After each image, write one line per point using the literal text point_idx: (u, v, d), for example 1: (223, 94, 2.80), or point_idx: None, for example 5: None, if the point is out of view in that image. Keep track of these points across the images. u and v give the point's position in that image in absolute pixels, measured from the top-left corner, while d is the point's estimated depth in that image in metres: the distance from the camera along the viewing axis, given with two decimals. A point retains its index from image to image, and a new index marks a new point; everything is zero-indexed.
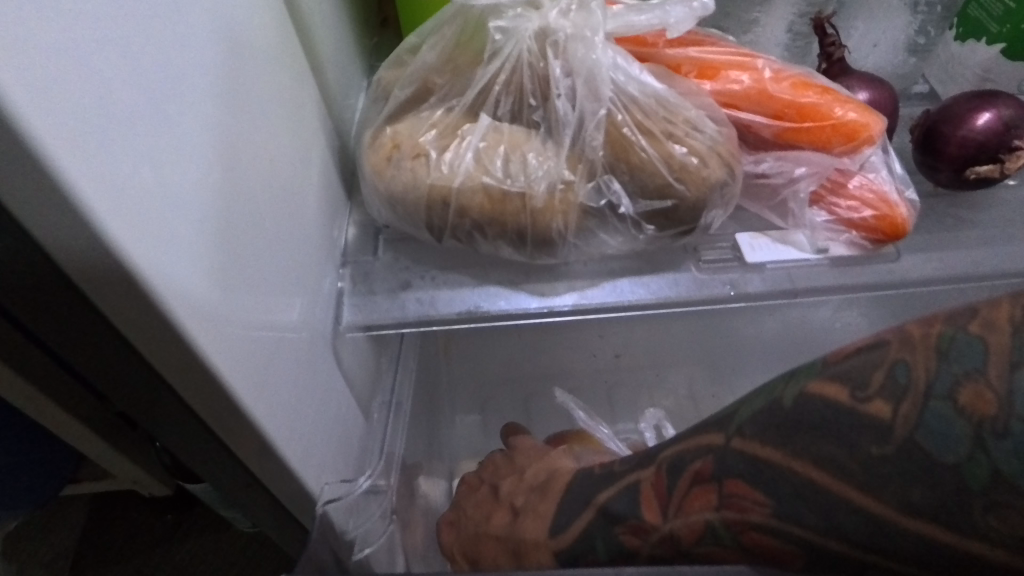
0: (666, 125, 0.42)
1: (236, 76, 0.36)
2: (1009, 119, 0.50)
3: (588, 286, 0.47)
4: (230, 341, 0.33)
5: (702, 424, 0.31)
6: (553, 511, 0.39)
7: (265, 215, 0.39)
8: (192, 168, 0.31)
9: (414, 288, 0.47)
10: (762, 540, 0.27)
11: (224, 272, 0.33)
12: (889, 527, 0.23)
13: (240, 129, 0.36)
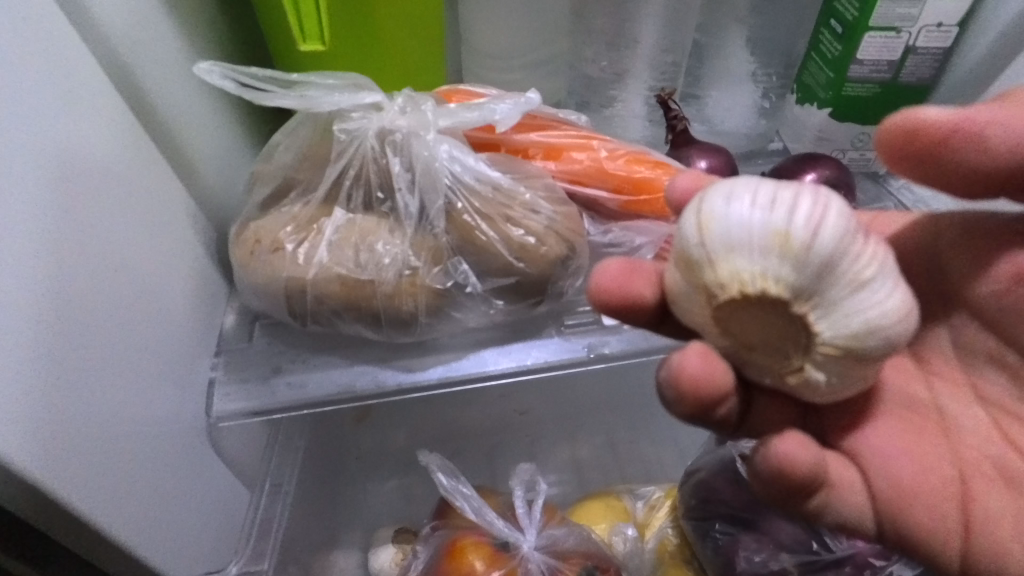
0: (504, 209, 0.45)
1: (80, 193, 0.38)
2: (830, 178, 0.55)
3: (455, 358, 0.50)
4: (65, 454, 0.34)
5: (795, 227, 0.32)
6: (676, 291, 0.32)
7: (116, 319, 0.40)
8: (16, 293, 0.32)
9: (286, 372, 0.49)
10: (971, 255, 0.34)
11: (57, 388, 0.34)
12: None
13: (82, 236, 0.38)
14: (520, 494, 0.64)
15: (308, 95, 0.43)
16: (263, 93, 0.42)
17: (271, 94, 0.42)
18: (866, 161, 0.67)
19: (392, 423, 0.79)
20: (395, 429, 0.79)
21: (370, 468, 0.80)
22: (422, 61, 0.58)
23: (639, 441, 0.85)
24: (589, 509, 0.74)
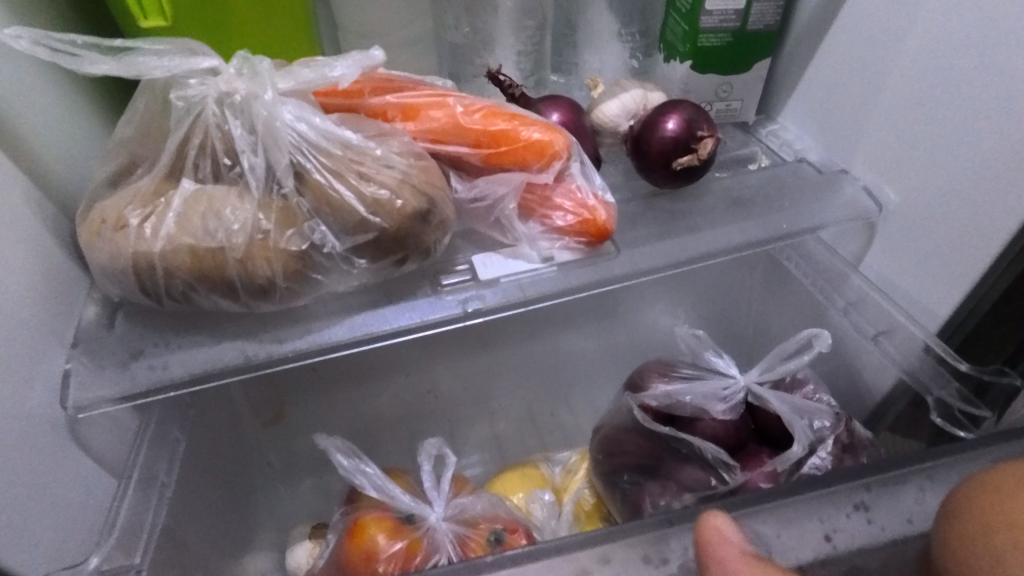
0: (356, 166, 0.45)
1: None
2: (689, 118, 0.57)
3: (326, 325, 0.49)
4: None
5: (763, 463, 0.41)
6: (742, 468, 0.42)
7: None
8: None
9: (146, 355, 0.47)
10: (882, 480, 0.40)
11: None
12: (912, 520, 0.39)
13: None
14: (427, 470, 0.63)
15: (134, 60, 0.43)
16: (79, 58, 0.41)
17: (89, 60, 0.41)
18: (730, 111, 0.69)
19: (302, 421, 0.78)
20: (306, 427, 0.78)
21: (283, 470, 0.78)
22: (284, 32, 0.58)
23: (557, 412, 0.85)
24: (506, 481, 0.73)
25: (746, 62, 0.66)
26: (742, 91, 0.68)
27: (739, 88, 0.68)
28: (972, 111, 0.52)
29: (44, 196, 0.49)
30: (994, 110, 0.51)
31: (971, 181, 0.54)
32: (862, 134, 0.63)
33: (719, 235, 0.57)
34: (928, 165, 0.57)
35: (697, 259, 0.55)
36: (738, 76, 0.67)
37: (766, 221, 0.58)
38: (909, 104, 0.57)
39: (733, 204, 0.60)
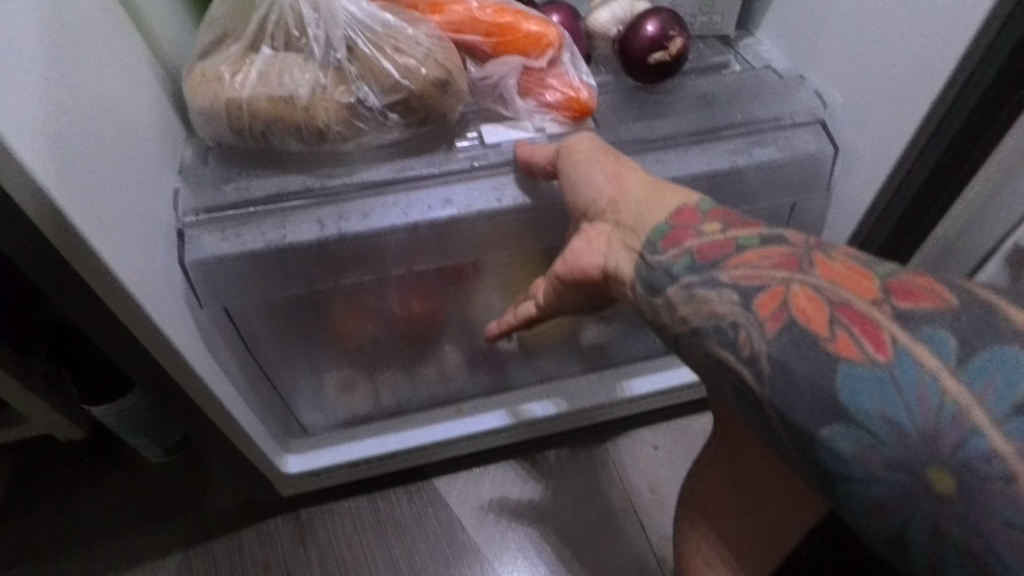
0: (391, 42, 0.59)
1: (74, 26, 0.51)
2: (665, 22, 0.69)
3: (366, 169, 0.64)
4: (94, 217, 0.48)
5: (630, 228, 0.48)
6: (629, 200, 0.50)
7: (109, 127, 0.53)
8: (53, 92, 0.46)
9: (234, 182, 0.63)
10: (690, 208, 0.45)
11: (82, 166, 0.48)
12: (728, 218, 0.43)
13: (62, 42, 0.48)
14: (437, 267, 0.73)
15: None
16: None
17: None
18: (712, 24, 0.81)
19: None
20: None
21: None
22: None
23: None
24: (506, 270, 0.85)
25: None
26: (722, 6, 0.79)
27: (720, 4, 0.79)
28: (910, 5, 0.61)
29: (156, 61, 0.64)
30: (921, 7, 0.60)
31: (903, 68, 0.63)
32: (826, 34, 0.72)
33: (682, 120, 0.70)
34: (874, 58, 0.67)
35: (661, 139, 0.68)
36: None
37: (723, 112, 0.71)
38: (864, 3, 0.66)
39: (701, 98, 0.73)
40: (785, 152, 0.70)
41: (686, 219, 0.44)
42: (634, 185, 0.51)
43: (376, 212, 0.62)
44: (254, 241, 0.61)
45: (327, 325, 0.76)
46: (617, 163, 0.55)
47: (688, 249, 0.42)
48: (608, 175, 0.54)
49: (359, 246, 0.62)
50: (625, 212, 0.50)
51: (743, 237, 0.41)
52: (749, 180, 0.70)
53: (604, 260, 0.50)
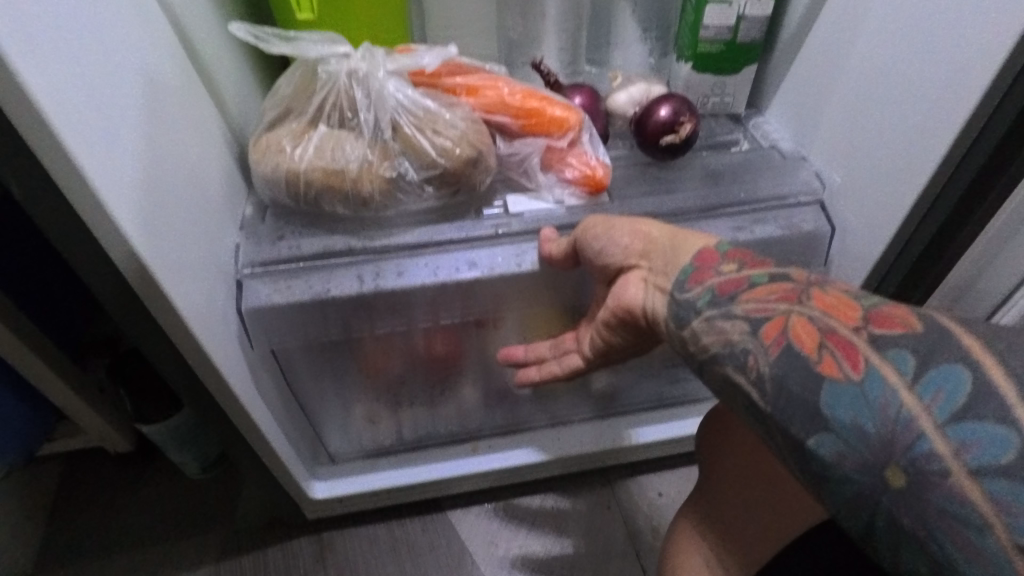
0: (431, 125, 0.68)
1: (170, 105, 0.61)
2: (677, 107, 0.76)
3: (402, 232, 0.72)
4: (172, 264, 0.57)
5: (662, 274, 0.52)
6: (658, 244, 0.54)
7: (189, 186, 0.63)
8: (149, 161, 0.55)
9: (287, 239, 0.72)
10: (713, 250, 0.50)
11: (166, 222, 0.57)
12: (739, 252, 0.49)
13: (160, 120, 0.58)
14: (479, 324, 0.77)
15: (298, 45, 0.66)
16: (269, 44, 0.65)
17: (274, 44, 0.65)
18: (724, 104, 0.88)
19: None
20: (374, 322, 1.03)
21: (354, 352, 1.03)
22: (384, 17, 0.80)
23: None
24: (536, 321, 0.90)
25: (738, 66, 0.84)
26: (733, 89, 0.86)
27: (731, 87, 0.86)
28: (900, 103, 0.67)
29: (227, 129, 0.74)
30: (912, 105, 0.65)
31: (891, 159, 0.69)
32: (824, 120, 0.78)
33: (691, 196, 0.77)
34: (864, 147, 0.73)
35: (670, 213, 0.75)
36: (730, 77, 0.85)
37: (727, 189, 0.78)
38: (856, 98, 0.73)
39: (708, 175, 0.80)
40: (785, 228, 0.77)
41: (707, 260, 0.49)
42: (658, 230, 0.56)
43: (409, 271, 0.70)
44: (301, 292, 0.69)
45: (358, 363, 0.84)
46: (630, 220, 0.59)
47: (710, 287, 0.47)
48: (630, 229, 0.58)
49: (392, 299, 0.70)
50: (656, 255, 0.54)
51: (754, 275, 0.46)
52: (750, 253, 0.76)
53: (644, 302, 0.52)
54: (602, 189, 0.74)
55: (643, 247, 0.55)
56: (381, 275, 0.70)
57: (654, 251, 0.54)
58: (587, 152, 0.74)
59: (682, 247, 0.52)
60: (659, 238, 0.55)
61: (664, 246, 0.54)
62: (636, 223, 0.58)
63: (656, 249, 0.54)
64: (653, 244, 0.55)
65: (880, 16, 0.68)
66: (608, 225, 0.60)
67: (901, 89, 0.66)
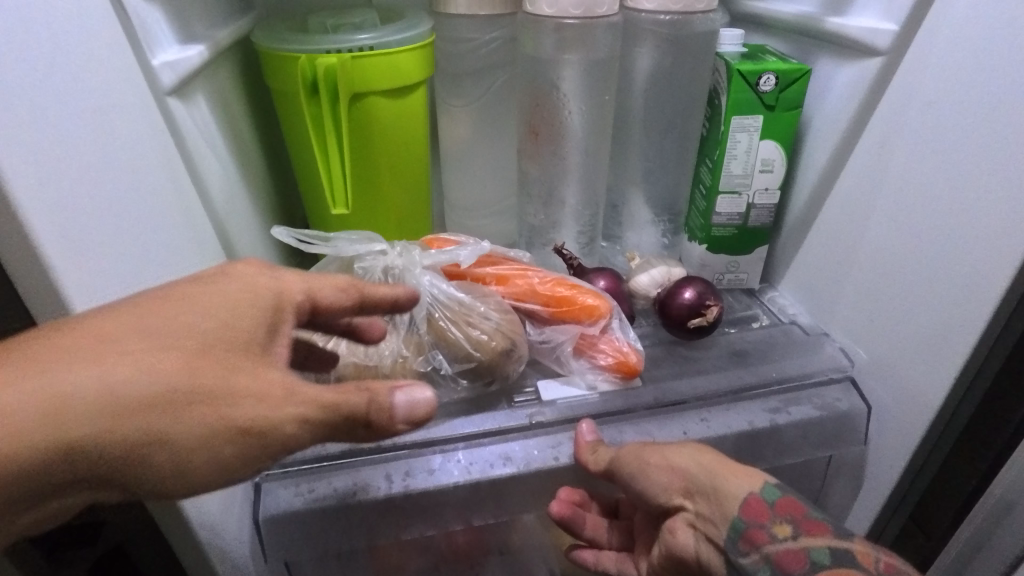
0: (465, 317, 0.68)
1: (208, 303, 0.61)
2: (700, 291, 0.78)
3: (431, 424, 0.69)
4: None
5: (713, 519, 0.55)
6: (700, 481, 0.57)
7: None
8: None
9: (311, 434, 0.68)
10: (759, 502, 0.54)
11: None
12: (790, 505, 0.55)
13: None
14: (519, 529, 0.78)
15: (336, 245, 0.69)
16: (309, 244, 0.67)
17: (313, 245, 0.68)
18: (739, 280, 0.90)
19: None
20: None
21: None
22: (405, 195, 0.86)
23: None
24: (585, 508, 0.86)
25: (750, 246, 0.87)
26: (746, 267, 0.89)
27: (744, 265, 0.89)
28: (925, 286, 0.69)
29: None
30: (939, 288, 0.67)
31: (921, 338, 0.70)
32: (843, 298, 0.80)
33: (722, 377, 0.76)
34: (889, 324, 0.74)
35: (705, 397, 0.74)
36: (743, 256, 0.88)
37: (757, 368, 0.77)
38: (874, 278, 0.75)
39: (735, 354, 0.80)
40: (820, 408, 0.75)
41: (758, 515, 0.54)
42: (692, 463, 0.58)
43: (441, 469, 0.66)
44: (325, 497, 0.64)
45: (376, 563, 0.77)
46: (665, 451, 0.59)
47: (768, 556, 0.52)
48: (665, 464, 0.58)
49: (423, 502, 0.66)
50: (703, 496, 0.56)
51: (814, 550, 0.52)
52: (788, 436, 0.74)
53: (696, 550, 0.56)
54: (635, 374, 0.72)
55: (684, 487, 0.57)
56: (411, 474, 0.66)
57: (696, 493, 0.56)
58: (618, 337, 0.73)
59: (726, 490, 0.55)
60: (699, 473, 0.57)
61: (705, 486, 0.56)
62: (669, 454, 0.59)
63: (699, 489, 0.56)
64: (695, 482, 0.57)
65: (889, 208, 0.72)
66: (646, 458, 0.59)
67: (924, 272, 0.69)
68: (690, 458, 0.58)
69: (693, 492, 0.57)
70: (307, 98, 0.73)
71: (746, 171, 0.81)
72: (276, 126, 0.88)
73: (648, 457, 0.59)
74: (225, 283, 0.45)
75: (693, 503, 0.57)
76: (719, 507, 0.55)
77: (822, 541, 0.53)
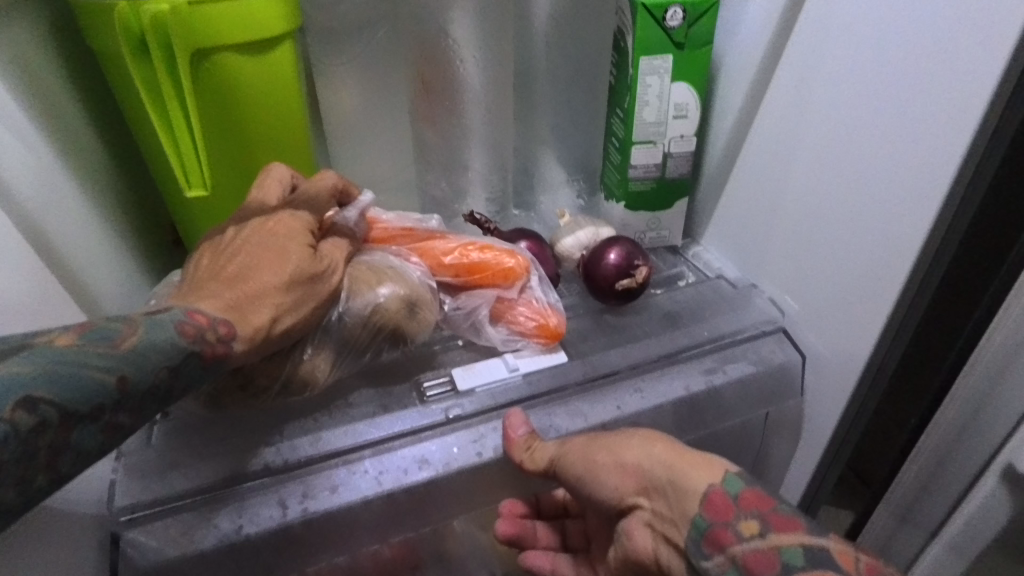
0: (352, 278, 0.59)
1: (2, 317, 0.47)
2: (627, 252, 0.71)
3: (331, 434, 0.59)
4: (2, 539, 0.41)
5: (675, 519, 0.50)
6: (657, 476, 0.53)
7: None
8: None
9: (181, 465, 0.56)
10: (721, 497, 0.49)
11: None
12: (762, 498, 0.49)
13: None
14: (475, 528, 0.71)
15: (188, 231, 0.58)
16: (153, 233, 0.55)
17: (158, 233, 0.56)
18: (661, 238, 0.84)
19: None
20: None
21: None
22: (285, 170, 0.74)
23: None
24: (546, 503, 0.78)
25: (670, 201, 0.82)
26: (668, 223, 0.84)
27: (666, 221, 0.83)
28: (853, 228, 0.65)
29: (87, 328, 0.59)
30: (867, 226, 0.63)
31: (847, 281, 0.67)
32: (771, 247, 0.76)
33: (654, 343, 0.70)
34: (817, 270, 0.71)
35: (638, 367, 0.67)
36: (664, 212, 0.82)
37: (688, 330, 0.72)
38: (800, 222, 0.71)
39: (664, 317, 0.74)
40: (756, 364, 0.71)
41: (720, 511, 0.49)
42: (642, 454, 0.54)
43: (347, 484, 0.56)
44: (204, 539, 0.53)
45: None
46: (614, 446, 0.55)
47: (735, 558, 0.46)
48: (614, 460, 0.54)
49: (329, 527, 0.56)
50: (659, 491, 0.52)
51: (786, 549, 0.46)
52: (727, 398, 0.69)
53: (655, 552, 0.52)
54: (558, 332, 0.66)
55: (639, 484, 0.54)
56: (310, 496, 0.55)
57: (656, 491, 0.52)
58: (537, 296, 0.67)
59: (683, 481, 0.51)
60: (652, 465, 0.53)
61: (662, 482, 0.52)
62: (615, 448, 0.55)
63: (655, 483, 0.53)
64: (649, 475, 0.53)
65: (812, 147, 0.67)
66: (593, 456, 0.55)
67: (852, 212, 0.65)
68: (639, 451, 0.54)
69: (648, 487, 0.53)
70: (134, 58, 0.59)
71: (660, 118, 0.74)
72: (113, 98, 0.73)
73: (594, 454, 0.55)
74: (242, 256, 0.51)
75: (649, 501, 0.53)
76: (680, 503, 0.51)
77: (794, 539, 0.46)
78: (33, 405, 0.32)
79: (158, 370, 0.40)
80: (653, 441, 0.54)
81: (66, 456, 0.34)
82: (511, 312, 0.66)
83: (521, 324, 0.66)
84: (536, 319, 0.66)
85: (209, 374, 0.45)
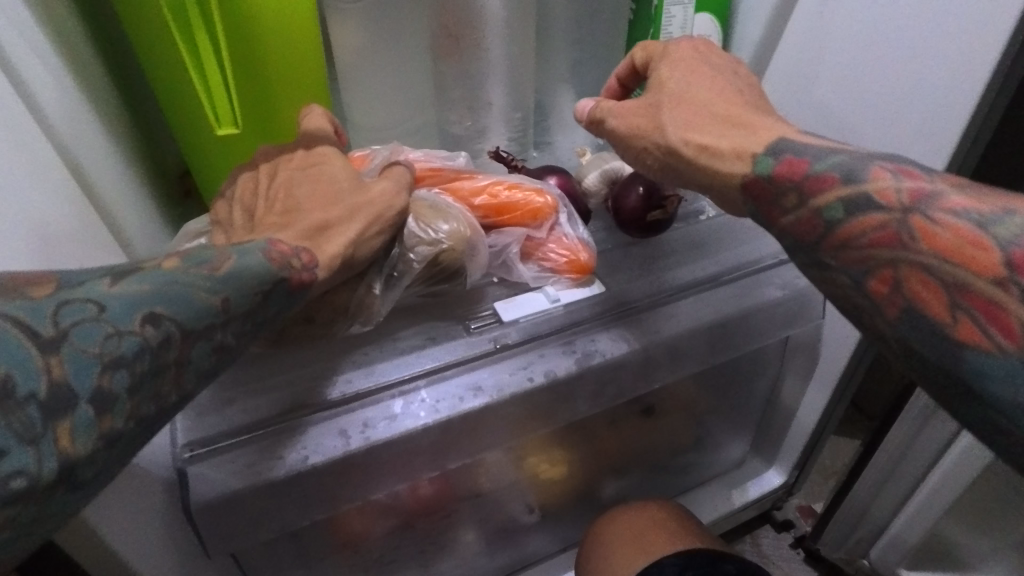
0: (416, 211, 0.60)
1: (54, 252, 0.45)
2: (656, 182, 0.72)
3: (383, 366, 0.60)
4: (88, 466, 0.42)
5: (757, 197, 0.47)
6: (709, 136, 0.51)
7: None
8: None
9: (238, 402, 0.56)
10: (761, 180, 0.47)
11: None
12: (891, 269, 0.39)
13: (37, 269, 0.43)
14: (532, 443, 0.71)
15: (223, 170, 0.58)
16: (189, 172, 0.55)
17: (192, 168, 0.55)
18: None
19: None
20: None
21: None
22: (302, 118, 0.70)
23: None
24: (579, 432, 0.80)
25: None
26: None
27: None
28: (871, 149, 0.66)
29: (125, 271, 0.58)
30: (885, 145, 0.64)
31: None
32: None
33: (685, 270, 0.72)
34: None
35: (671, 293, 0.69)
36: None
37: (715, 257, 0.74)
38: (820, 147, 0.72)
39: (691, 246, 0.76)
40: (781, 288, 0.73)
41: (763, 186, 0.46)
42: (686, 110, 0.54)
43: (405, 413, 0.57)
44: (270, 470, 0.53)
45: (339, 534, 0.67)
46: (669, 95, 0.55)
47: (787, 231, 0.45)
48: (650, 120, 0.55)
49: (389, 454, 0.57)
50: (703, 129, 0.52)
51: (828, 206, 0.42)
52: (755, 320, 0.72)
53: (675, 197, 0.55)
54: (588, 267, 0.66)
55: (674, 147, 0.53)
56: (370, 425, 0.56)
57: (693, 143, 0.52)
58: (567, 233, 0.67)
59: (706, 144, 0.51)
60: (695, 127, 0.52)
61: (707, 145, 0.51)
62: (667, 108, 0.55)
63: (683, 130, 0.53)
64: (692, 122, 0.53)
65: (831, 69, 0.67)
66: (651, 96, 0.57)
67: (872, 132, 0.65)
68: (679, 113, 0.54)
69: (677, 152, 0.53)
70: None
71: None
72: (121, 38, 0.70)
73: (642, 111, 0.57)
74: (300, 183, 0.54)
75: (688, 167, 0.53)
76: (703, 162, 0.51)
77: (836, 193, 0.42)
78: (156, 320, 0.34)
79: (253, 294, 0.40)
80: (693, 107, 0.54)
81: (188, 372, 0.36)
82: (541, 249, 0.66)
83: (553, 259, 0.66)
84: (565, 254, 0.66)
85: (294, 301, 0.45)
